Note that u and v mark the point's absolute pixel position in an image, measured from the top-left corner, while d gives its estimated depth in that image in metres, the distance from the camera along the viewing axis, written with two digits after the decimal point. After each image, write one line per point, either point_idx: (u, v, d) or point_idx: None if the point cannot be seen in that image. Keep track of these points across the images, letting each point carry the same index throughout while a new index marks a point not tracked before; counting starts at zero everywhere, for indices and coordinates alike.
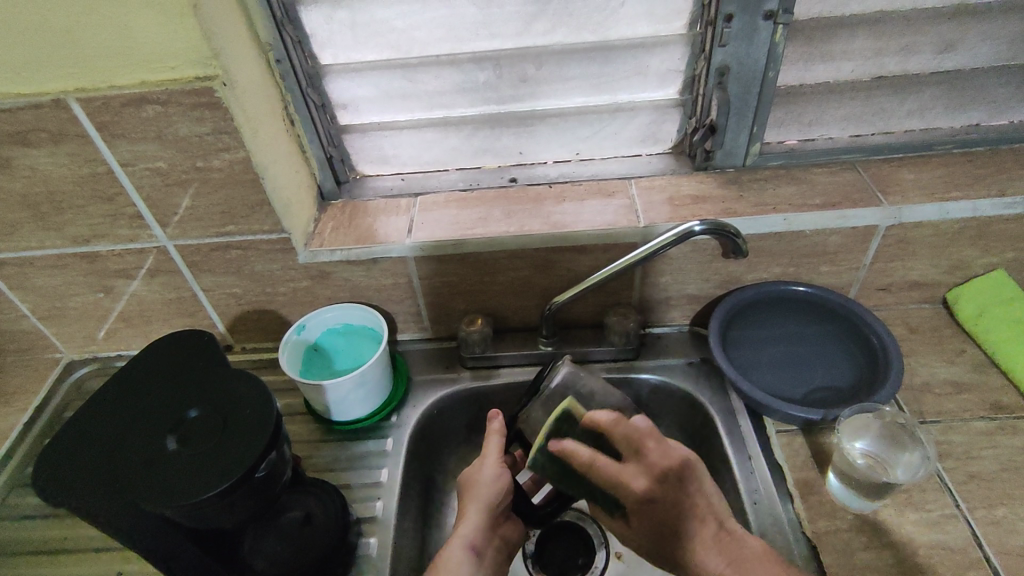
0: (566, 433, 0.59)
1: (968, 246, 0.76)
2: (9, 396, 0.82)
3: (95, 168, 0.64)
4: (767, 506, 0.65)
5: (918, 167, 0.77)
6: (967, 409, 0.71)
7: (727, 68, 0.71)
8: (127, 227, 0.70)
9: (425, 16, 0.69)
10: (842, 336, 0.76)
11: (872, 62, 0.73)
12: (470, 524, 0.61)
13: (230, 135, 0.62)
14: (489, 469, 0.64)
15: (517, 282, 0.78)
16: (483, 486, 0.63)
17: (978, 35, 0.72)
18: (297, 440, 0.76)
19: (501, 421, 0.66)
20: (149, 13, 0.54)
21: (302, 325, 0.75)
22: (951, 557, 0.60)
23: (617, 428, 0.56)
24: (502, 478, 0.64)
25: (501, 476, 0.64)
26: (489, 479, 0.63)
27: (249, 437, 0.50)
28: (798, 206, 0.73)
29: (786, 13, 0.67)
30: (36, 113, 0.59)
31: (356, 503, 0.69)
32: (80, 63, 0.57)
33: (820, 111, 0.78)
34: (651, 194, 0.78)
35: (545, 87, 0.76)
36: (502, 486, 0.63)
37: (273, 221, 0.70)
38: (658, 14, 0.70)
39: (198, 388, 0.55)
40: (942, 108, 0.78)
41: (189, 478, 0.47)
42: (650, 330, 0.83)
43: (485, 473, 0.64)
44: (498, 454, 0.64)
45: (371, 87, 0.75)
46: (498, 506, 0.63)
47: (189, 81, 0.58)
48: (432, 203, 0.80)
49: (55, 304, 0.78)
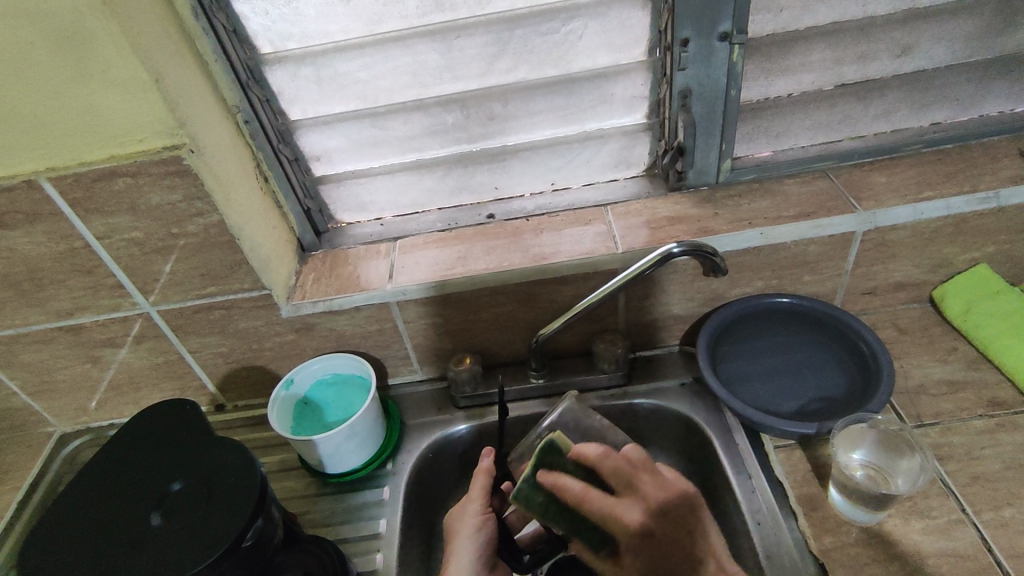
0: (568, 487, 0.55)
1: (948, 244, 0.76)
2: (2, 475, 0.81)
3: (72, 243, 0.65)
4: (772, 527, 0.64)
5: (890, 170, 0.78)
6: (964, 408, 0.71)
7: (689, 90, 0.72)
8: (109, 297, 0.70)
9: (388, 66, 0.70)
10: (834, 346, 0.76)
11: (832, 71, 0.74)
12: (460, 565, 0.61)
13: (202, 200, 0.63)
14: (472, 513, 0.63)
15: (502, 318, 0.78)
16: (465, 533, 0.62)
17: (933, 36, 0.73)
18: (294, 497, 0.75)
19: (492, 461, 0.65)
20: (112, 90, 0.55)
21: (290, 379, 0.75)
22: (961, 565, 0.59)
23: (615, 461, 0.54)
24: (486, 524, 0.63)
25: (486, 522, 0.63)
26: (472, 528, 0.62)
27: (233, 506, 0.49)
28: (774, 219, 0.73)
29: (740, 34, 0.68)
30: (10, 195, 0.60)
31: (356, 557, 0.68)
32: (48, 144, 0.57)
33: (787, 123, 0.78)
34: (628, 219, 0.78)
35: (514, 123, 0.76)
36: (485, 534, 0.63)
37: (253, 279, 0.71)
38: (616, 44, 0.71)
39: (181, 461, 0.55)
40: (907, 109, 0.79)
41: (173, 555, 0.47)
42: (641, 353, 0.83)
43: (469, 518, 0.63)
44: (482, 498, 0.64)
45: (341, 138, 0.76)
46: (488, 553, 0.63)
47: (157, 151, 0.59)
48: (412, 246, 0.80)
49: (44, 379, 0.78)
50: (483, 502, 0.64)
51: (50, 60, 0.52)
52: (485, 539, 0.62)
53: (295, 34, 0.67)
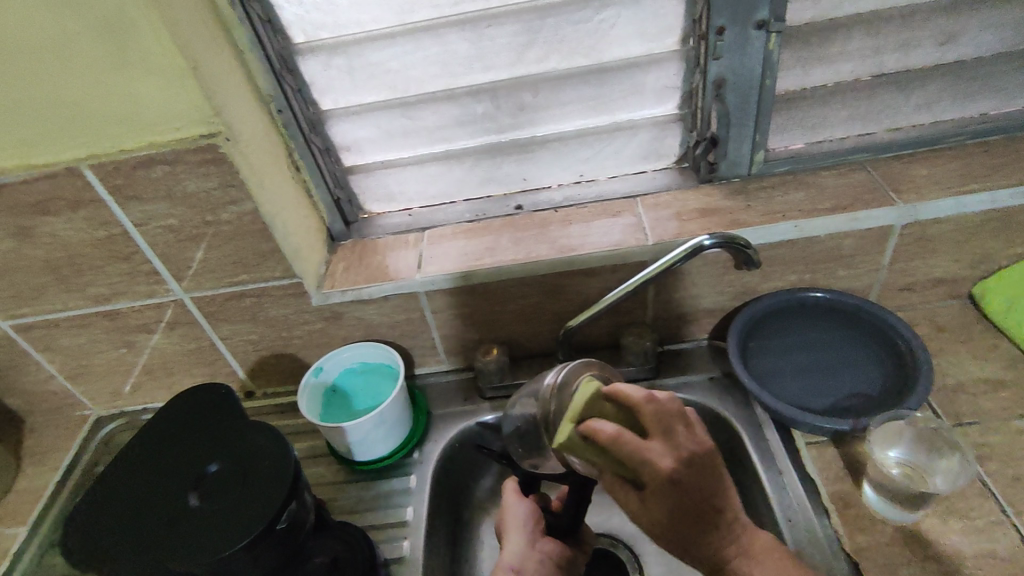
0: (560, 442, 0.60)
1: (990, 239, 0.74)
2: (43, 456, 0.83)
3: (110, 230, 0.66)
4: (802, 522, 0.63)
5: (930, 162, 0.76)
6: (1004, 408, 0.69)
7: (723, 80, 0.71)
8: (145, 283, 0.71)
9: (419, 55, 0.70)
10: (866, 340, 0.75)
11: (871, 60, 0.72)
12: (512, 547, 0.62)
13: (237, 188, 0.64)
14: (506, 498, 0.67)
15: (531, 309, 0.78)
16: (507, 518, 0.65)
17: (978, 25, 0.71)
18: (321, 483, 0.76)
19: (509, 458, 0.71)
20: (150, 78, 0.55)
21: (319, 366, 0.75)
22: (1002, 566, 0.57)
23: (653, 411, 0.49)
24: (520, 506, 0.65)
25: (519, 503, 0.65)
26: (512, 503, 0.66)
27: (269, 488, 0.50)
28: (808, 212, 0.72)
29: (778, 22, 0.67)
30: (52, 182, 0.61)
31: (384, 544, 0.69)
32: (90, 132, 0.58)
33: (823, 114, 0.77)
34: (658, 210, 0.77)
35: (544, 113, 0.76)
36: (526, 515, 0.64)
37: (285, 267, 0.71)
38: (649, 33, 0.70)
39: (215, 443, 0.56)
40: (949, 100, 0.77)
41: (211, 535, 0.48)
42: (669, 347, 0.82)
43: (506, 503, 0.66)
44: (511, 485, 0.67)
45: (372, 127, 0.76)
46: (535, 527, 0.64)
47: (194, 139, 0.60)
48: (440, 236, 0.81)
49: (81, 363, 0.80)
50: (516, 485, 0.67)
51: (93, 48, 0.53)
52: (528, 512, 0.65)
53: (328, 24, 0.67)
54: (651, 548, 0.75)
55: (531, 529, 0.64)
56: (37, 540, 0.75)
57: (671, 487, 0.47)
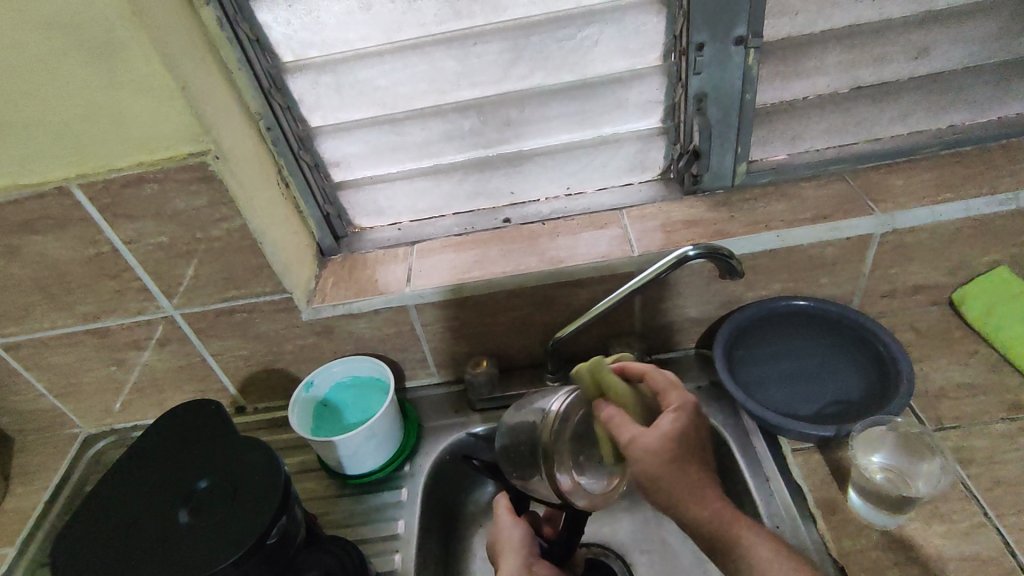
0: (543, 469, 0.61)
1: (967, 246, 0.75)
2: (31, 475, 0.83)
3: (100, 248, 0.66)
4: (790, 528, 0.64)
5: (908, 172, 0.78)
6: (985, 411, 0.70)
7: (705, 93, 0.72)
8: (135, 300, 0.72)
9: (406, 72, 0.71)
10: (849, 346, 0.76)
11: (848, 74, 0.74)
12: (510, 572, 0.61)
13: (226, 206, 0.64)
14: (501, 518, 0.66)
15: (519, 321, 0.79)
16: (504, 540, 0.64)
17: (950, 39, 0.73)
18: (313, 498, 0.76)
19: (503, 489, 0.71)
20: (140, 98, 0.56)
21: (311, 381, 0.76)
22: (984, 568, 0.58)
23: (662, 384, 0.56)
24: (517, 528, 0.65)
25: (516, 525, 0.65)
26: (507, 526, 0.65)
27: (258, 504, 0.50)
28: (790, 222, 0.73)
29: (756, 37, 0.69)
30: (42, 201, 0.62)
31: (375, 558, 0.69)
32: (80, 152, 0.59)
33: (803, 126, 0.78)
34: (643, 222, 0.79)
35: (530, 128, 0.77)
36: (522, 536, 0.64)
37: (275, 282, 0.72)
38: (631, 49, 0.72)
39: (205, 459, 0.56)
40: (925, 111, 0.79)
41: (198, 552, 0.48)
42: (657, 356, 0.83)
43: (500, 524, 0.66)
44: (505, 505, 0.67)
45: (361, 143, 0.77)
46: (530, 549, 0.63)
47: (184, 157, 0.60)
48: (429, 249, 0.81)
49: (70, 381, 0.80)
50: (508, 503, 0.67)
51: (84, 70, 0.54)
52: (523, 534, 0.64)
53: (316, 43, 0.68)
54: (643, 557, 0.76)
55: (528, 552, 0.63)
56: (25, 560, 0.75)
57: (656, 451, 0.51)
